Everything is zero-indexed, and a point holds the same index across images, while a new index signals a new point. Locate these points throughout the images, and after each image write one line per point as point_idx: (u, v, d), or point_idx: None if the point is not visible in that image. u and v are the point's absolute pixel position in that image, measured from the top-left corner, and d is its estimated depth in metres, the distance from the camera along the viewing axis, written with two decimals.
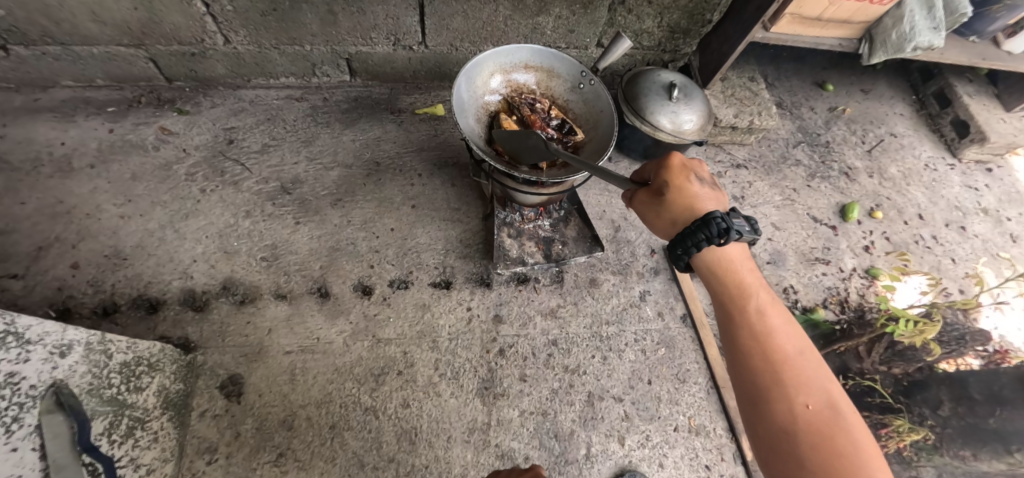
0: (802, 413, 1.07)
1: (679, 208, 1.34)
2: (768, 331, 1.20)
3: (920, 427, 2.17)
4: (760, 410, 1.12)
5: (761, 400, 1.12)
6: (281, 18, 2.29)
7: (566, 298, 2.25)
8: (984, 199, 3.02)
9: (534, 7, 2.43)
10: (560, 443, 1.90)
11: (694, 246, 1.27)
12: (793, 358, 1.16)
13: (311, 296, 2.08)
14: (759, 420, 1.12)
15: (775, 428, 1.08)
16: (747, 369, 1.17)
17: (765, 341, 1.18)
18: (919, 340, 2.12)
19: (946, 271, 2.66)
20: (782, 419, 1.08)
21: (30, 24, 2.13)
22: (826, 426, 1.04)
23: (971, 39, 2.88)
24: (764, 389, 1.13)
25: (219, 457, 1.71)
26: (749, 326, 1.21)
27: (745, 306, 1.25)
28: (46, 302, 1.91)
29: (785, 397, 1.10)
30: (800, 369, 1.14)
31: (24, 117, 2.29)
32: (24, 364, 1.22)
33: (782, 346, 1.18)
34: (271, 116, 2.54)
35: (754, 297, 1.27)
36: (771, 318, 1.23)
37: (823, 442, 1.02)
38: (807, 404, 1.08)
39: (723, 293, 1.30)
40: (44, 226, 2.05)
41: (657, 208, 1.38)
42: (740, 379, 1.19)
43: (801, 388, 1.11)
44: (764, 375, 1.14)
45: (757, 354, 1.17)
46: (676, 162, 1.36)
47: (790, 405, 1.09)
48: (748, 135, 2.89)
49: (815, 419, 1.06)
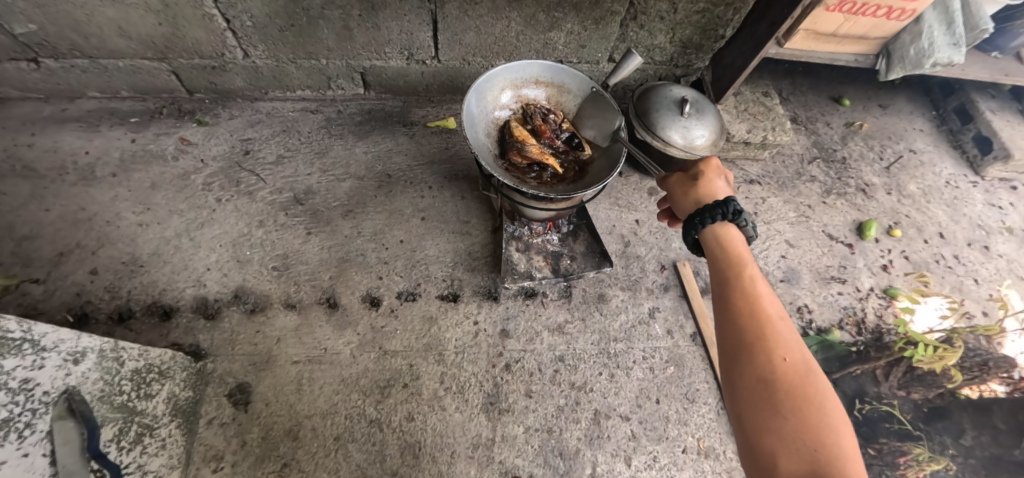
0: (780, 366, 1.01)
1: (704, 192, 1.39)
2: (758, 293, 1.14)
3: (940, 456, 2.12)
4: (739, 360, 1.06)
5: (742, 351, 1.06)
6: (299, 33, 2.34)
7: (574, 314, 2.22)
8: (1010, 217, 2.93)
9: (546, 23, 2.45)
10: (565, 462, 1.87)
11: (711, 217, 1.30)
12: (780, 319, 1.10)
13: (320, 306, 2.10)
14: (737, 372, 1.05)
15: (753, 379, 1.01)
16: (731, 322, 1.12)
17: (753, 300, 1.13)
18: (938, 366, 2.34)
19: (969, 292, 2.58)
20: (760, 371, 1.01)
21: (60, 38, 2.21)
22: (802, 380, 0.99)
23: (993, 54, 2.84)
24: (746, 340, 1.06)
25: (225, 465, 1.73)
26: (739, 286, 1.16)
27: (737, 270, 1.20)
28: (65, 308, 1.96)
29: (766, 347, 1.04)
30: (783, 328, 1.08)
31: (52, 127, 2.39)
32: (38, 371, 1.24)
33: (769, 308, 1.12)
34: (286, 128, 2.59)
35: (748, 264, 1.22)
36: (759, 282, 1.18)
37: (797, 395, 0.96)
38: (787, 358, 1.02)
39: (718, 259, 1.27)
40: (67, 233, 2.11)
41: (683, 188, 1.44)
42: (723, 334, 1.13)
43: (785, 344, 1.04)
44: (747, 327, 1.08)
45: (743, 311, 1.11)
46: (714, 161, 1.46)
47: (771, 356, 1.02)
48: (761, 150, 2.85)
49: (793, 374, 0.99)
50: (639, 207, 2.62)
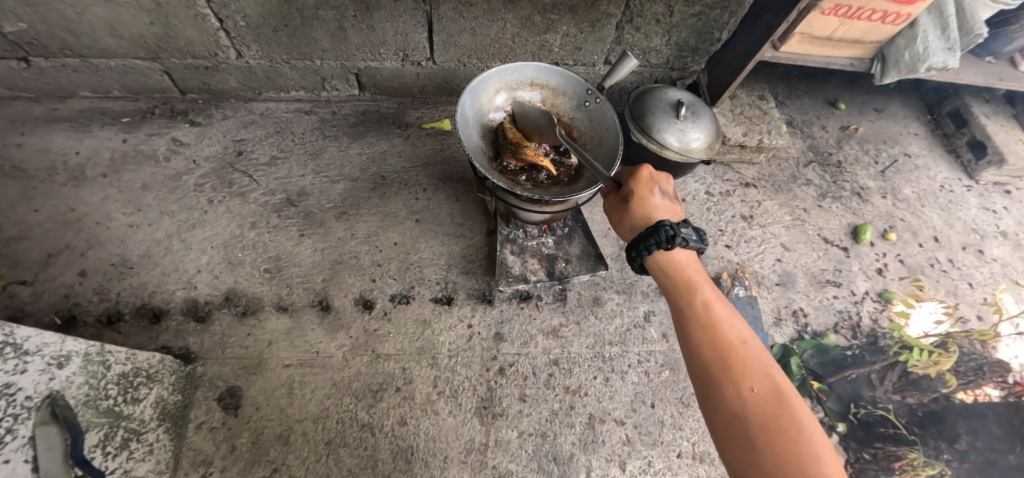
0: (749, 396, 1.08)
1: (636, 217, 1.44)
2: (715, 321, 1.23)
3: (935, 461, 2.12)
4: (712, 398, 1.13)
5: (711, 389, 1.13)
6: (292, 34, 2.33)
7: (569, 317, 2.21)
8: (1003, 221, 2.93)
9: (541, 26, 2.45)
10: (559, 467, 1.86)
11: (644, 251, 1.36)
12: (739, 346, 1.18)
13: (312, 309, 2.08)
14: (712, 410, 1.12)
15: (728, 416, 1.08)
16: (697, 359, 1.19)
17: (712, 330, 1.21)
18: (932, 371, 2.32)
19: (964, 296, 2.58)
20: (732, 406, 1.09)
21: (50, 37, 2.19)
22: (771, 406, 1.06)
23: (987, 59, 2.85)
24: (712, 376, 1.14)
25: (213, 470, 1.70)
26: (699, 317, 1.25)
27: (692, 300, 1.29)
28: (53, 310, 1.93)
29: (732, 380, 1.11)
30: (746, 356, 1.16)
31: (42, 126, 2.36)
32: (21, 375, 1.21)
33: (729, 336, 1.20)
34: (280, 129, 2.57)
35: (701, 289, 1.31)
36: (717, 309, 1.27)
37: (771, 425, 1.03)
38: (753, 387, 1.10)
39: (674, 288, 1.35)
40: (56, 234, 2.09)
41: (619, 212, 1.49)
42: (693, 372, 1.21)
43: (747, 372, 1.12)
44: (712, 361, 1.16)
45: (706, 346, 1.19)
46: (644, 174, 1.46)
47: (738, 390, 1.10)
48: (758, 153, 2.85)
49: (762, 402, 1.07)
50: None
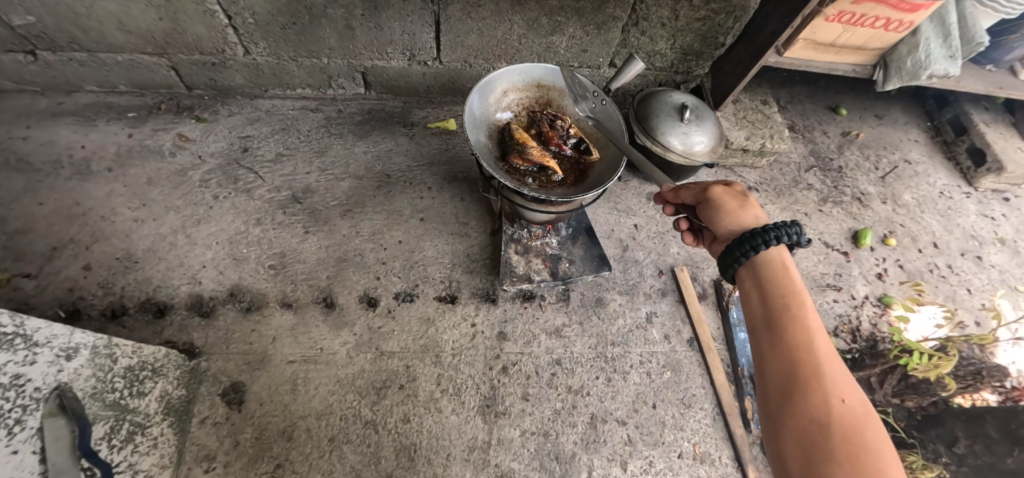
0: (837, 406, 0.96)
1: (755, 210, 1.37)
2: (812, 324, 1.10)
3: (934, 464, 2.13)
4: (790, 395, 1.01)
5: (794, 385, 1.01)
6: (301, 31, 2.34)
7: (572, 317, 2.22)
8: (1001, 228, 2.96)
9: (548, 27, 2.46)
10: (561, 466, 1.87)
11: (785, 233, 1.21)
12: (835, 355, 1.05)
13: (316, 306, 2.08)
14: (789, 406, 1.00)
15: (804, 418, 0.96)
16: (784, 355, 1.06)
17: (806, 331, 1.08)
18: (932, 374, 2.30)
19: (962, 301, 2.60)
20: (814, 409, 0.96)
21: (59, 31, 2.19)
22: (860, 422, 0.93)
23: (988, 67, 2.87)
24: (800, 374, 1.02)
25: (216, 465, 1.71)
26: (792, 314, 1.11)
27: (785, 296, 1.16)
28: (57, 303, 1.93)
29: (822, 385, 0.99)
30: (839, 367, 1.03)
31: (47, 120, 2.36)
32: (30, 367, 1.22)
33: (824, 342, 1.07)
34: (286, 126, 2.58)
35: (800, 291, 1.17)
36: (811, 312, 1.12)
37: (855, 442, 0.90)
38: (844, 398, 0.97)
39: (766, 280, 1.21)
40: (61, 228, 2.09)
41: (733, 203, 1.38)
42: (771, 366, 1.08)
43: (839, 383, 0.99)
44: (801, 361, 1.04)
45: (799, 343, 1.06)
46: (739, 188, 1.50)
47: (826, 397, 0.97)
48: (759, 158, 2.87)
49: (851, 417, 0.94)
50: (637, 212, 2.62)
